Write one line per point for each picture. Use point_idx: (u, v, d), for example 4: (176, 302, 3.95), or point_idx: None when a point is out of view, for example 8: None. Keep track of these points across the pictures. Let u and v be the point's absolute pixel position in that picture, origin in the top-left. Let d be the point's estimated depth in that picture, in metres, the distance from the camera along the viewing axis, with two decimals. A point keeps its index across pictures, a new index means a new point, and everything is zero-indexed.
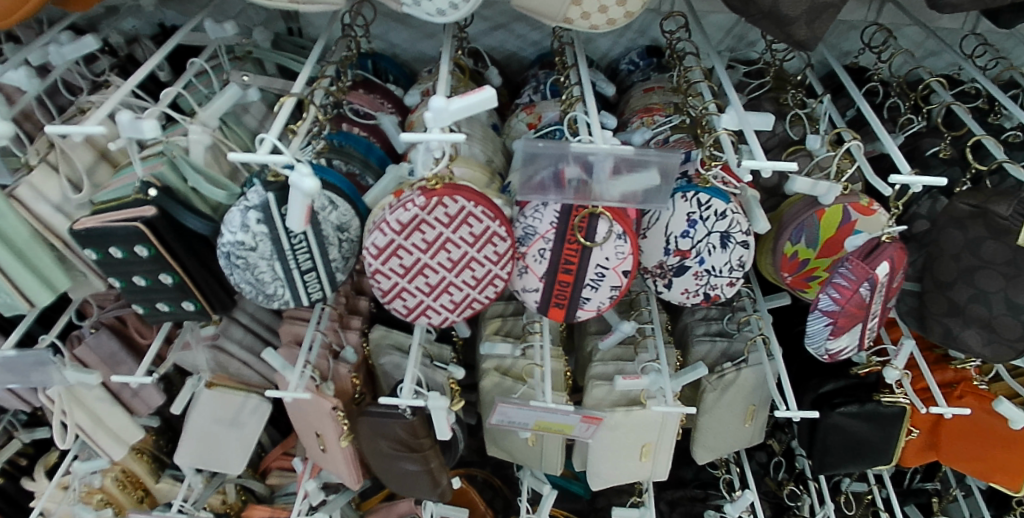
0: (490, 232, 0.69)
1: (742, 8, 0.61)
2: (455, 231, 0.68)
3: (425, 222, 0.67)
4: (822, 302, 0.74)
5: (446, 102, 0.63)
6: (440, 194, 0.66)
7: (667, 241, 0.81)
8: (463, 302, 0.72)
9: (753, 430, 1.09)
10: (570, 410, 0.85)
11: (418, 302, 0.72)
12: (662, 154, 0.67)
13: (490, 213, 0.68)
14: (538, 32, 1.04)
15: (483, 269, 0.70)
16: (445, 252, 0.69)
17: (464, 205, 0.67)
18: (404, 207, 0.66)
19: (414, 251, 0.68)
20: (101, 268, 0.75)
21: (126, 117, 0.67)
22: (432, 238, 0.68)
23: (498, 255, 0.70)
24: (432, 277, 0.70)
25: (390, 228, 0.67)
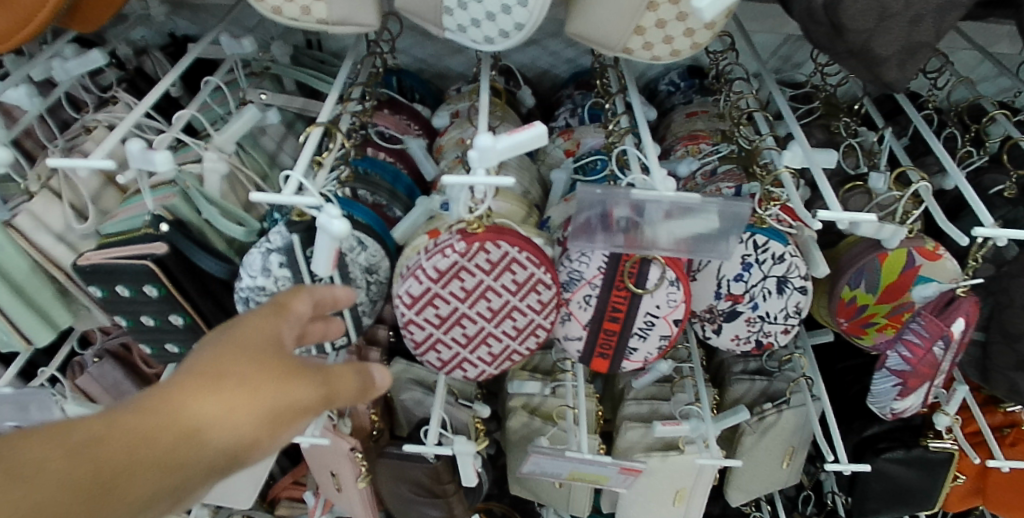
0: (535, 279, 0.62)
1: (828, 44, 0.56)
2: (496, 279, 0.62)
3: (465, 269, 0.61)
4: (891, 360, 0.68)
5: (492, 140, 0.56)
6: (482, 239, 0.60)
7: (718, 284, 0.74)
8: (502, 354, 0.67)
9: (790, 471, 1.03)
10: (607, 462, 0.78)
11: (453, 354, 0.66)
12: (720, 203, 0.61)
13: (536, 258, 0.62)
14: (573, 49, 0.98)
15: (525, 318, 0.65)
16: (485, 301, 0.63)
17: (507, 250, 0.61)
18: (443, 253, 0.60)
19: (452, 300, 0.63)
20: (107, 306, 0.69)
21: (136, 147, 0.61)
22: (472, 286, 0.62)
23: (542, 304, 0.64)
24: (469, 328, 0.64)
25: (426, 275, 0.61)
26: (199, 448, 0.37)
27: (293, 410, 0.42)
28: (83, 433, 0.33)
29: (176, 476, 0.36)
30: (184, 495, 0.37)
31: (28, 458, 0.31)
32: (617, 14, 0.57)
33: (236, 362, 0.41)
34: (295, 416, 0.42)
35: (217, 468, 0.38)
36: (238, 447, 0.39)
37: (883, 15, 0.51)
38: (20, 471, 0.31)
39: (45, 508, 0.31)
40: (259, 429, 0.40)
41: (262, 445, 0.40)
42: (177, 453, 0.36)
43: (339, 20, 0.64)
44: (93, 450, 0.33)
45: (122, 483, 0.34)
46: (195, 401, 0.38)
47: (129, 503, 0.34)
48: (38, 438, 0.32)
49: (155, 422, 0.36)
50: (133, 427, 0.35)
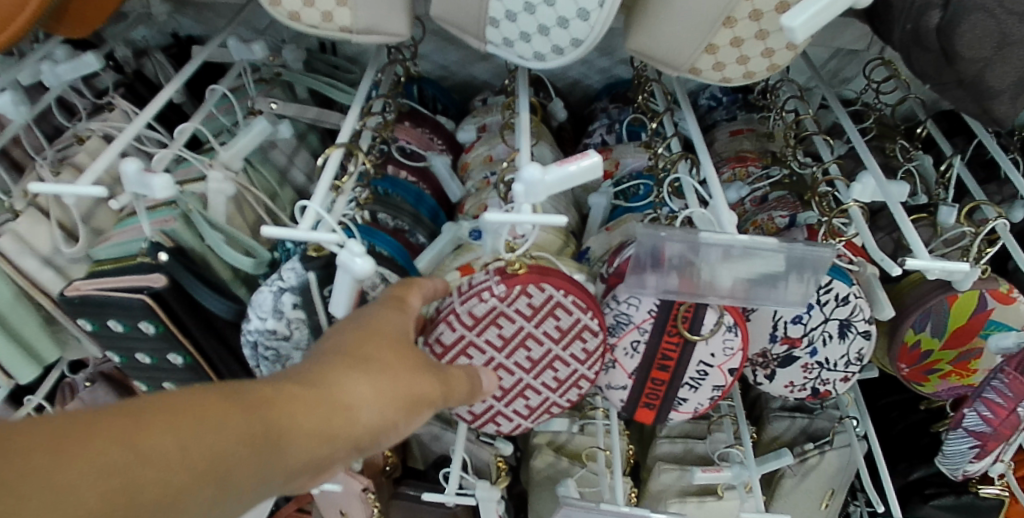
0: (580, 325, 0.56)
1: (933, 74, 0.50)
2: (537, 326, 0.56)
3: (503, 314, 0.55)
4: (967, 420, 0.61)
5: (541, 172, 0.48)
6: (524, 281, 0.53)
7: (774, 327, 0.67)
8: (540, 407, 0.61)
9: (828, 513, 0.94)
10: (646, 515, 0.71)
11: (485, 407, 0.61)
12: (807, 248, 0.54)
13: (582, 303, 0.55)
14: (607, 59, 0.91)
15: (567, 369, 0.59)
16: (525, 350, 0.57)
17: (552, 293, 0.54)
18: (480, 297, 0.54)
19: (487, 349, 0.56)
20: (98, 341, 0.63)
21: (133, 169, 0.54)
22: (510, 334, 0.56)
23: (586, 354, 0.58)
24: (506, 379, 0.59)
25: (459, 321, 0.55)
26: (349, 422, 0.37)
27: (419, 400, 0.42)
28: (260, 395, 0.34)
29: (324, 446, 0.36)
30: (324, 465, 0.37)
31: (215, 408, 0.32)
32: (688, 31, 0.50)
33: (372, 349, 0.41)
34: (419, 406, 0.42)
35: (355, 446, 0.38)
36: (377, 427, 0.39)
37: (1003, 43, 0.45)
38: (210, 420, 0.32)
39: (231, 455, 0.32)
40: (392, 414, 0.40)
41: (393, 430, 0.40)
42: (331, 423, 0.36)
43: (364, 28, 0.56)
44: (265, 410, 0.34)
45: (285, 444, 0.34)
46: (346, 379, 0.38)
47: (288, 464, 0.34)
48: (216, 392, 0.33)
49: (314, 392, 0.36)
50: (297, 395, 0.35)
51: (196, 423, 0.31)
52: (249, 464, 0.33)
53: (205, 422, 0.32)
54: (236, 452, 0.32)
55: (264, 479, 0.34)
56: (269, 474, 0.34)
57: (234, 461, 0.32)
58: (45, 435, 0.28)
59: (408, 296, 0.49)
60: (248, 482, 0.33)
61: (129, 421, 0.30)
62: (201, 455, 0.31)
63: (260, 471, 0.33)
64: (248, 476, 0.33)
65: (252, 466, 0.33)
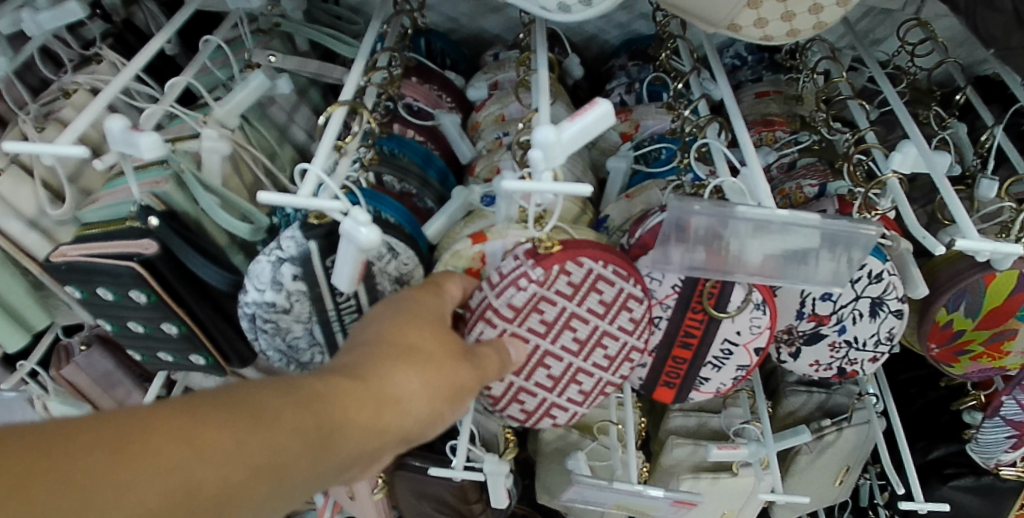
0: (624, 295, 0.54)
1: (1000, 37, 0.45)
2: (580, 304, 0.53)
3: (545, 298, 0.52)
4: (1006, 407, 0.58)
5: (556, 134, 0.44)
6: (560, 259, 0.51)
7: (802, 304, 0.64)
8: (595, 390, 0.58)
9: (841, 489, 0.93)
10: (659, 494, 0.68)
11: (539, 403, 0.58)
12: (852, 225, 0.50)
13: (623, 270, 0.53)
14: (627, 13, 0.86)
15: (617, 344, 0.56)
16: (570, 331, 0.54)
17: (591, 267, 0.52)
18: (518, 286, 0.51)
19: (532, 337, 0.54)
20: (87, 308, 0.59)
21: (118, 127, 0.49)
22: (553, 318, 0.53)
23: (634, 324, 0.55)
24: (555, 368, 0.56)
25: (499, 315, 0.52)
26: (399, 415, 0.37)
27: (464, 388, 0.42)
28: (307, 392, 0.34)
29: (375, 439, 0.37)
30: (374, 458, 0.38)
31: (266, 407, 0.33)
32: None
33: (417, 336, 0.41)
34: (465, 394, 0.42)
35: (404, 438, 0.38)
36: (425, 418, 0.39)
37: None
38: (261, 419, 0.32)
39: (285, 453, 0.32)
40: (439, 403, 0.40)
41: (441, 419, 0.41)
42: (383, 416, 0.37)
43: None
44: (318, 407, 0.34)
45: (335, 440, 0.34)
46: (395, 370, 0.38)
47: (339, 459, 0.35)
48: (266, 391, 0.34)
49: (364, 386, 0.36)
50: (344, 389, 0.36)
51: (246, 422, 0.32)
52: (304, 460, 0.33)
53: (254, 420, 0.32)
54: (290, 450, 0.32)
55: (319, 474, 0.34)
56: (323, 468, 0.34)
57: (287, 458, 0.32)
58: (92, 437, 0.28)
59: (446, 284, 0.49)
60: (305, 477, 0.34)
61: (179, 421, 0.30)
62: (255, 453, 0.31)
63: (317, 466, 0.34)
64: (303, 473, 0.33)
65: (306, 463, 0.33)
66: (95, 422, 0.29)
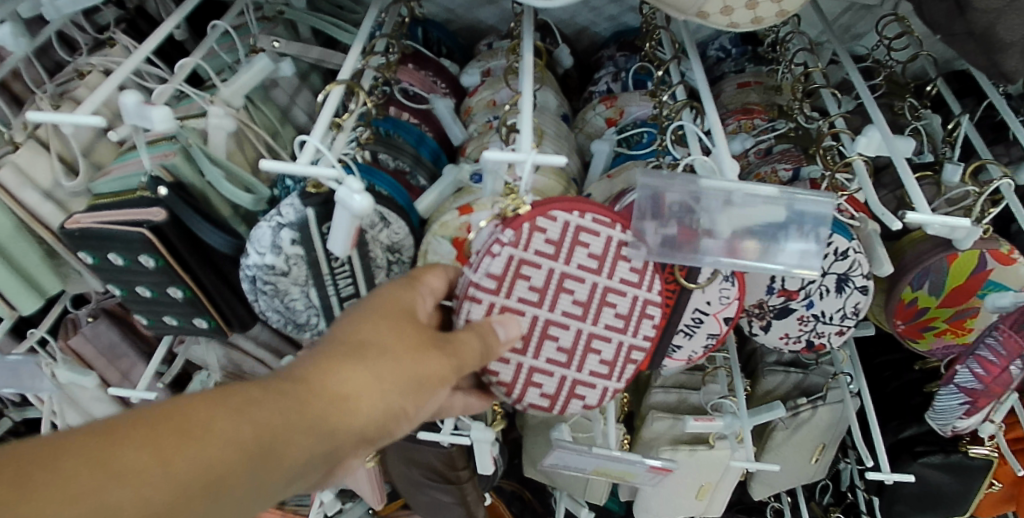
0: (613, 243, 0.57)
1: (943, 23, 0.48)
2: (568, 262, 0.57)
3: (525, 262, 0.55)
4: (960, 376, 0.62)
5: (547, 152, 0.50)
6: (531, 218, 0.54)
7: (772, 279, 0.67)
8: (618, 359, 0.61)
9: (817, 468, 0.97)
10: (637, 459, 0.73)
11: (558, 383, 0.61)
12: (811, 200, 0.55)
13: (605, 218, 0.56)
14: (616, 5, 0.89)
15: (625, 300, 0.59)
16: (567, 294, 0.58)
17: (566, 219, 0.55)
18: (493, 253, 0.55)
19: (527, 308, 0.57)
20: (99, 273, 0.63)
21: (131, 101, 0.53)
22: (542, 282, 0.56)
23: (637, 274, 0.58)
24: (563, 340, 0.59)
25: (483, 287, 0.55)
26: (349, 414, 0.39)
27: (430, 378, 0.44)
28: (245, 400, 0.36)
29: (328, 440, 0.39)
30: (334, 457, 0.40)
31: (202, 421, 0.34)
32: None
33: (375, 334, 0.43)
34: (432, 383, 0.44)
35: (361, 436, 0.40)
36: (382, 413, 0.41)
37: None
38: (195, 435, 0.34)
39: (222, 467, 0.34)
40: (398, 397, 0.42)
41: (404, 412, 0.43)
42: (333, 418, 0.38)
43: None
44: (257, 414, 0.36)
45: (280, 448, 0.36)
46: (344, 371, 0.40)
47: (288, 464, 0.37)
48: (205, 403, 0.35)
49: (309, 390, 0.38)
50: (286, 396, 0.37)
51: (179, 438, 0.33)
52: (245, 471, 0.35)
53: (189, 436, 0.34)
54: (227, 464, 0.34)
55: (268, 480, 0.36)
56: (271, 475, 0.36)
57: (225, 470, 0.34)
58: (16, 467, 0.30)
59: (426, 274, 0.52)
60: (251, 485, 0.36)
61: (107, 442, 0.32)
62: (187, 472, 0.33)
63: (261, 475, 0.36)
64: (245, 480, 0.35)
65: (247, 473, 0.35)
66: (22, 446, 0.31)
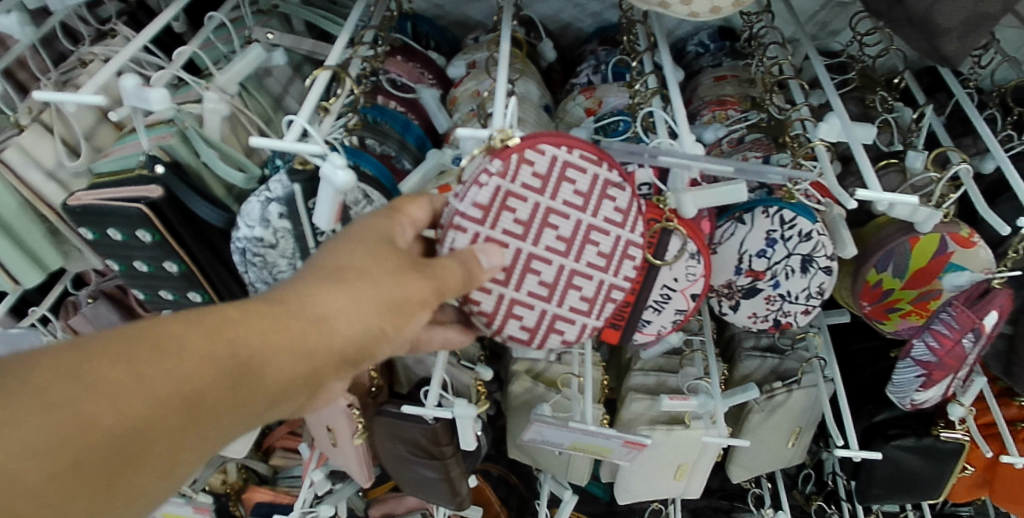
0: (600, 181, 0.59)
1: (886, 11, 0.54)
2: (554, 197, 0.58)
3: (512, 194, 0.57)
4: (915, 350, 0.65)
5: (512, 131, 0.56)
6: (520, 149, 0.56)
7: (740, 260, 0.71)
8: (598, 296, 0.63)
9: (794, 451, 0.99)
10: (612, 434, 0.75)
11: (539, 317, 0.63)
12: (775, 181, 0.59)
13: (592, 156, 0.58)
14: (599, 2, 0.93)
15: (608, 239, 0.60)
16: (551, 229, 0.59)
17: (554, 153, 0.57)
18: (480, 184, 0.56)
19: (511, 240, 0.58)
20: (99, 249, 0.67)
21: (131, 84, 0.57)
22: (527, 214, 0.58)
23: (621, 214, 0.60)
24: (546, 274, 0.60)
25: (468, 217, 0.57)
26: (322, 333, 0.44)
27: (405, 301, 0.48)
28: (222, 322, 0.41)
29: (305, 357, 0.43)
30: (313, 376, 0.45)
31: (181, 340, 0.39)
32: None
33: (350, 262, 0.47)
34: (408, 306, 0.48)
35: (338, 354, 0.45)
36: (358, 332, 0.46)
37: None
38: (174, 352, 0.39)
39: (201, 380, 0.39)
40: (372, 318, 0.46)
41: (382, 334, 0.47)
42: (308, 337, 0.43)
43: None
44: (232, 335, 0.41)
45: (256, 365, 0.42)
46: (319, 294, 0.45)
47: (264, 381, 0.42)
48: (184, 324, 0.40)
49: (283, 312, 0.43)
50: (261, 317, 0.42)
51: (155, 354, 0.38)
52: (220, 386, 0.40)
53: (166, 353, 0.38)
54: (206, 377, 0.39)
55: (249, 393, 0.42)
56: (251, 388, 0.42)
57: (200, 386, 0.39)
58: (9, 382, 0.35)
59: (409, 206, 0.54)
60: (233, 399, 0.41)
61: (89, 358, 0.37)
62: (169, 383, 0.38)
63: (241, 389, 0.41)
64: (226, 394, 0.40)
65: (224, 388, 0.40)
66: (18, 363, 0.36)
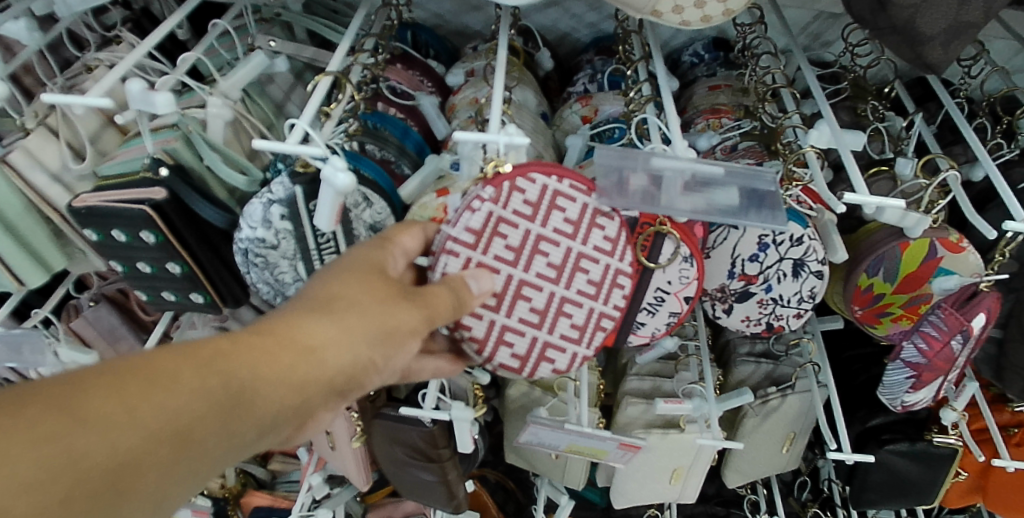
0: (589, 210, 0.61)
1: (869, 18, 0.54)
2: (544, 225, 0.61)
3: (503, 220, 0.59)
4: (905, 352, 0.67)
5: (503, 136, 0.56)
6: (512, 178, 0.59)
7: (732, 264, 0.72)
8: (589, 325, 0.65)
9: (788, 457, 1.00)
10: (608, 436, 0.76)
11: (530, 344, 0.65)
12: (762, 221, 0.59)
13: (581, 186, 0.61)
14: (595, 13, 0.95)
15: (597, 267, 0.63)
16: (542, 257, 0.61)
17: (545, 183, 0.60)
18: (473, 209, 0.59)
19: (501, 266, 0.61)
20: (102, 250, 0.68)
21: (137, 88, 0.58)
22: (517, 242, 0.60)
23: (610, 243, 0.62)
24: (537, 300, 0.63)
25: (461, 242, 0.59)
26: (314, 363, 0.45)
27: (395, 330, 0.49)
28: (214, 353, 0.41)
29: (296, 388, 0.44)
30: (303, 408, 0.45)
31: (174, 371, 0.39)
32: None
33: (343, 291, 0.48)
34: (399, 335, 0.49)
35: (329, 385, 0.46)
36: (348, 361, 0.46)
37: None
38: (167, 383, 0.38)
39: (192, 412, 0.39)
40: (363, 347, 0.47)
41: (372, 362, 0.48)
42: (299, 366, 0.44)
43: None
44: (226, 366, 0.41)
45: (248, 396, 0.41)
46: (310, 324, 0.46)
47: (256, 414, 0.42)
48: (175, 355, 0.40)
49: (277, 342, 0.44)
50: (253, 347, 0.43)
51: (148, 386, 0.38)
52: (211, 420, 0.39)
53: (157, 386, 0.38)
54: (199, 409, 0.39)
55: (240, 426, 0.41)
56: (242, 421, 0.41)
57: (192, 419, 0.39)
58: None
59: (402, 235, 0.56)
60: (223, 433, 0.40)
61: (80, 392, 0.36)
62: (160, 417, 0.37)
63: (232, 421, 0.41)
64: (216, 428, 0.40)
65: (215, 420, 0.40)
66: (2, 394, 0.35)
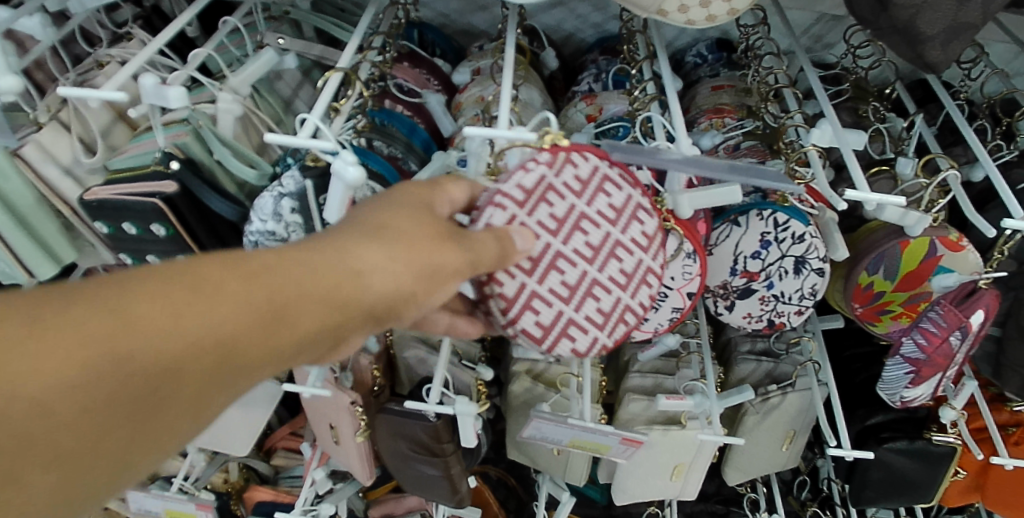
0: (633, 202, 0.61)
1: (871, 18, 0.56)
2: (590, 204, 0.59)
3: (553, 188, 0.58)
4: (904, 348, 0.67)
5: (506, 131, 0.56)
6: (569, 150, 0.59)
7: (735, 261, 0.73)
8: (614, 314, 0.63)
9: (788, 454, 1.01)
10: (610, 431, 0.77)
11: (555, 317, 0.61)
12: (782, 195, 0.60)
13: (628, 179, 0.61)
14: (600, 13, 0.96)
15: (631, 260, 0.62)
16: (580, 234, 0.60)
17: (595, 165, 0.60)
18: (527, 169, 0.58)
19: (543, 233, 0.58)
20: (112, 243, 0.69)
21: (150, 82, 0.59)
22: (563, 212, 0.58)
23: (647, 238, 0.62)
24: (569, 276, 0.60)
25: (510, 199, 0.57)
26: (361, 288, 0.43)
27: (439, 267, 0.47)
28: (260, 267, 0.41)
29: (337, 311, 0.43)
30: (345, 328, 0.44)
31: (217, 281, 0.40)
32: None
33: (392, 222, 0.47)
34: (443, 274, 0.48)
35: (370, 312, 0.45)
36: (393, 290, 0.45)
37: None
38: (210, 292, 0.39)
39: (233, 324, 0.39)
40: (406, 279, 0.45)
41: (415, 295, 0.46)
42: (343, 289, 0.43)
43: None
44: (271, 283, 0.41)
45: (290, 312, 0.41)
46: (360, 250, 0.44)
47: (296, 332, 0.42)
48: (221, 264, 0.40)
49: (328, 264, 0.43)
50: (298, 268, 0.42)
51: (189, 296, 0.38)
52: (252, 333, 0.40)
53: (199, 294, 0.39)
54: (238, 322, 0.39)
55: (281, 342, 0.41)
56: (283, 336, 0.41)
57: (232, 332, 0.39)
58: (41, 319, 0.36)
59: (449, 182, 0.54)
60: (264, 346, 0.41)
61: (128, 295, 0.38)
62: (202, 326, 0.38)
63: (274, 335, 0.41)
64: (256, 342, 0.40)
65: (255, 333, 0.40)
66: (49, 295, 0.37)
